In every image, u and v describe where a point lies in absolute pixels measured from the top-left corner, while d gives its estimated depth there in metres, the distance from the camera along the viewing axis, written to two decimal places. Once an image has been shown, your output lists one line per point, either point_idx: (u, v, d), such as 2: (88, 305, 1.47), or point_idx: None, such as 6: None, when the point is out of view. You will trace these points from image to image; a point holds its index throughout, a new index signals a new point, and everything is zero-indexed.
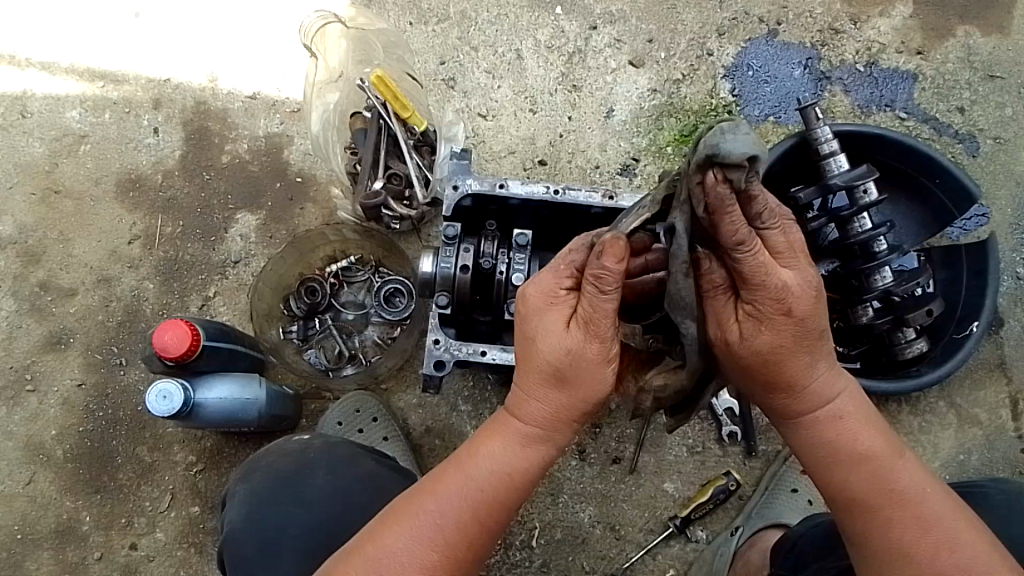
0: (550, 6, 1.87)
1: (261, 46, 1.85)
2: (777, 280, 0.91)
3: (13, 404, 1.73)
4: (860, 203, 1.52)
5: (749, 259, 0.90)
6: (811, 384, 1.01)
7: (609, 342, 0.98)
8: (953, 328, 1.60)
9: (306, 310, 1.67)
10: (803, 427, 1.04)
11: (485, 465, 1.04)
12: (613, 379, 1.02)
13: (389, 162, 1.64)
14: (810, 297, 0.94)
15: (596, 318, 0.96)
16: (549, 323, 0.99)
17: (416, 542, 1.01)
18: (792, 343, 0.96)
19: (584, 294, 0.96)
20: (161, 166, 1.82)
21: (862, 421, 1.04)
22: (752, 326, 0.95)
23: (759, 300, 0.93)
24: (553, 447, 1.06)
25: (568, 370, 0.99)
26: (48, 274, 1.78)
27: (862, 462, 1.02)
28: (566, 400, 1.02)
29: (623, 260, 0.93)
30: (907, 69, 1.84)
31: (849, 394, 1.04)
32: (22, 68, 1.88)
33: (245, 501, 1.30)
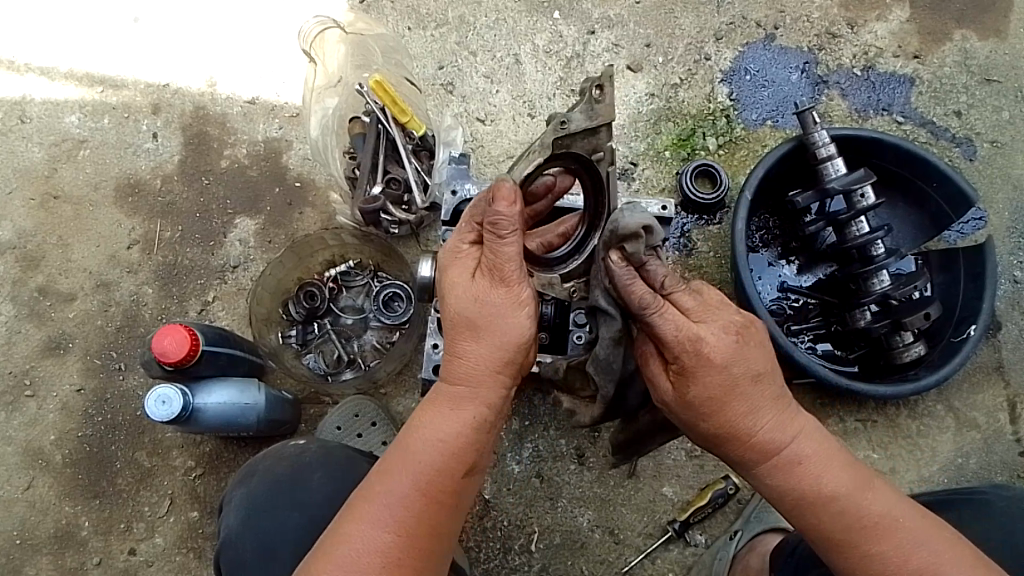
0: (548, 10, 1.88)
1: (260, 51, 1.86)
2: (692, 334, 0.98)
3: (12, 409, 1.73)
4: (858, 207, 1.54)
5: (660, 321, 0.98)
6: (759, 436, 1.02)
7: (518, 285, 1.02)
8: (951, 331, 1.60)
9: (305, 313, 1.68)
10: (766, 476, 1.05)
11: (425, 438, 1.03)
12: (530, 320, 1.03)
13: (388, 167, 1.65)
14: (727, 343, 0.98)
15: (500, 264, 1.01)
16: (456, 274, 1.04)
17: (375, 528, 1.00)
18: (724, 393, 0.99)
19: (487, 243, 1.01)
20: (160, 171, 1.82)
21: (824, 460, 1.04)
22: (681, 381, 1.00)
23: (681, 356, 0.98)
24: (491, 405, 1.05)
25: (479, 321, 1.01)
26: (47, 279, 1.78)
27: (832, 501, 1.03)
28: (486, 352, 1.02)
29: (517, 201, 0.98)
30: (904, 73, 1.84)
31: (805, 436, 1.04)
32: (22, 73, 1.89)
33: (241, 506, 1.30)
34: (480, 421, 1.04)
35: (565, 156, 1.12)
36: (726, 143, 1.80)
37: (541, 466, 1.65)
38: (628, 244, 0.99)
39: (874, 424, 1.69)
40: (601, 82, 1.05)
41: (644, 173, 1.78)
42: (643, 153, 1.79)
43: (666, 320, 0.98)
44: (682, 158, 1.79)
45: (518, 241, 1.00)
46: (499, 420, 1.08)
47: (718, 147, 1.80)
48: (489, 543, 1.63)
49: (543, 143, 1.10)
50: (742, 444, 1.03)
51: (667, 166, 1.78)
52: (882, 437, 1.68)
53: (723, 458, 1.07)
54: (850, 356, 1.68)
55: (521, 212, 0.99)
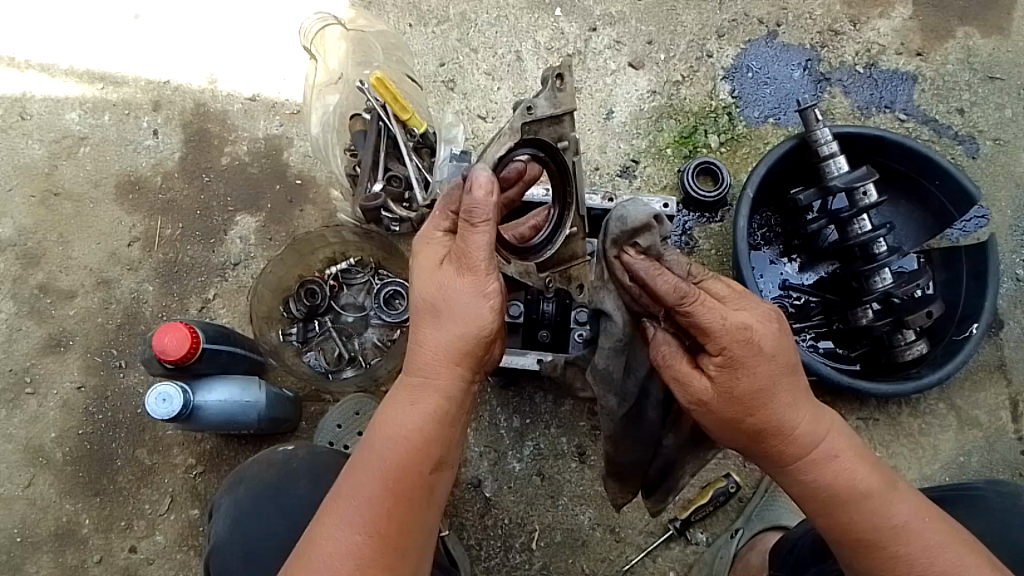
0: (549, 7, 1.88)
1: (261, 48, 1.85)
2: (734, 320, 0.98)
3: (12, 406, 1.73)
4: (860, 205, 1.54)
5: (702, 310, 0.99)
6: (798, 430, 1.02)
7: (485, 275, 1.02)
8: (953, 329, 1.59)
9: (306, 311, 1.67)
10: (800, 472, 1.04)
11: (387, 434, 1.01)
12: (493, 313, 1.02)
13: (389, 165, 1.64)
14: (772, 331, 1.00)
15: (469, 251, 1.01)
16: (426, 260, 1.05)
17: (344, 530, 0.98)
18: (769, 383, 1.00)
19: (460, 230, 1.02)
20: (160, 169, 1.81)
21: (855, 458, 1.05)
22: (725, 375, 1.00)
23: (728, 346, 0.98)
24: (451, 398, 1.03)
25: (441, 305, 1.02)
26: (48, 276, 1.78)
27: (864, 499, 1.02)
28: (446, 339, 1.02)
29: (492, 190, 1.00)
30: (906, 70, 1.84)
31: (836, 433, 1.05)
32: (22, 70, 1.88)
33: (228, 515, 1.30)
34: (441, 414, 1.02)
35: (532, 143, 1.09)
36: (728, 141, 1.80)
37: (542, 464, 1.65)
38: (639, 237, 1.05)
39: (876, 422, 1.68)
40: (563, 70, 1.03)
41: (646, 170, 1.78)
42: (645, 151, 1.79)
43: (709, 309, 0.99)
44: (684, 155, 1.78)
45: (489, 231, 1.01)
46: (464, 416, 1.06)
47: (720, 145, 1.79)
48: (490, 541, 1.63)
49: (509, 128, 1.06)
50: (782, 438, 1.02)
51: (669, 164, 1.78)
52: (884, 435, 1.68)
53: (757, 456, 1.06)
54: (852, 354, 1.68)
55: (495, 203, 1.01)
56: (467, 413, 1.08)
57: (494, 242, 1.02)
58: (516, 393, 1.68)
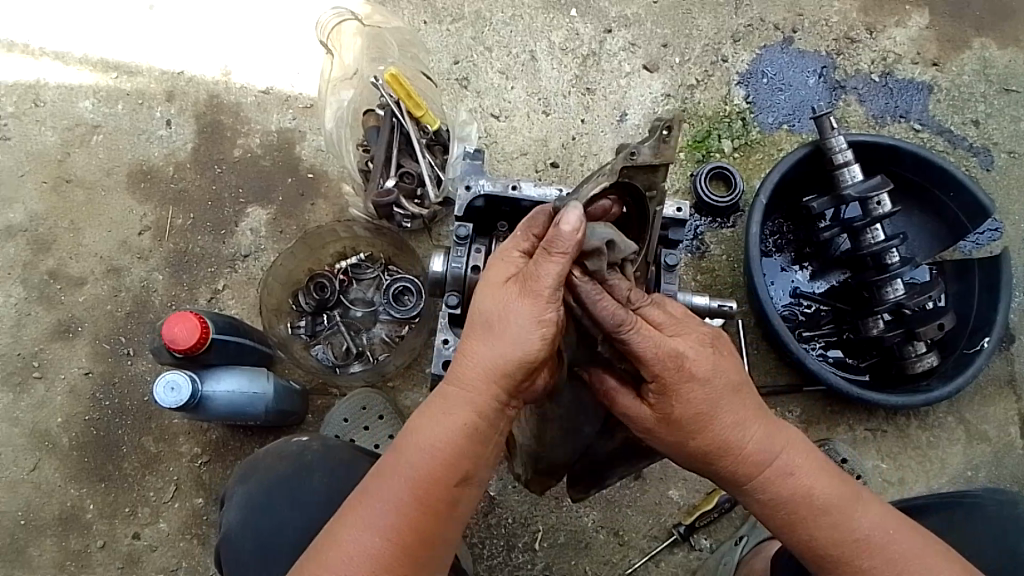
0: (565, 8, 1.87)
1: (276, 42, 1.85)
2: (668, 348, 0.97)
3: (20, 391, 1.73)
4: (873, 214, 1.54)
5: (637, 338, 0.96)
6: (747, 448, 1.02)
7: (546, 305, 0.95)
8: (965, 342, 1.59)
9: (314, 305, 1.67)
10: (757, 492, 1.04)
11: (417, 441, 0.99)
12: (544, 343, 0.96)
13: (401, 161, 1.64)
14: (706, 355, 0.99)
15: (536, 279, 0.95)
16: (496, 274, 1.00)
17: (367, 533, 0.98)
18: (709, 405, 0.99)
19: (536, 256, 0.96)
20: (173, 158, 1.81)
21: (813, 472, 1.04)
22: (664, 401, 0.99)
23: (661, 374, 0.97)
24: (484, 416, 0.99)
25: (495, 325, 0.97)
26: (58, 263, 1.78)
27: (823, 514, 1.03)
28: (490, 357, 0.97)
29: (579, 228, 0.93)
30: (922, 80, 1.83)
31: (792, 448, 1.05)
32: (36, 57, 1.89)
33: (241, 506, 1.30)
34: (474, 431, 0.98)
35: (622, 185, 1.06)
36: (742, 146, 1.79)
37: None
38: (589, 260, 0.96)
39: (884, 433, 1.68)
40: (671, 122, 1.01)
41: None
42: None
43: (644, 337, 0.96)
44: (697, 159, 1.78)
45: (564, 267, 0.94)
46: (498, 434, 1.02)
47: (734, 150, 1.79)
48: (493, 540, 1.62)
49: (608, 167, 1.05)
50: (731, 460, 1.02)
51: (681, 167, 1.77)
52: (892, 447, 1.67)
53: (711, 477, 1.06)
54: (862, 364, 1.67)
55: (579, 241, 0.93)
56: (505, 431, 1.03)
57: (565, 276, 0.94)
58: None
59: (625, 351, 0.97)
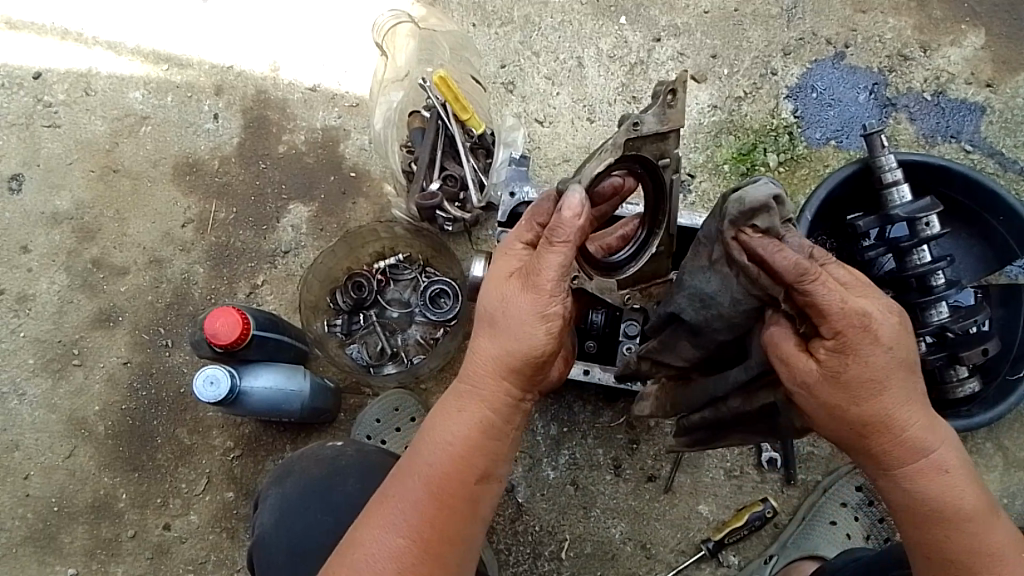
0: (614, 15, 1.86)
1: (326, 40, 1.86)
2: (855, 306, 0.91)
3: (59, 376, 1.76)
4: (921, 236, 1.51)
5: (821, 292, 0.91)
6: (908, 432, 0.95)
7: (548, 298, 0.96)
8: (1007, 368, 1.56)
9: (352, 305, 1.68)
10: (903, 479, 0.98)
11: (434, 441, 1.01)
12: (549, 335, 0.97)
13: (445, 163, 1.65)
14: (893, 322, 0.92)
15: (539, 270, 0.96)
16: (498, 270, 1.02)
17: (388, 533, 0.98)
18: (884, 374, 0.92)
19: (539, 248, 0.98)
20: (218, 152, 1.83)
21: (965, 476, 0.98)
22: (837, 359, 0.92)
23: (843, 332, 0.91)
24: (498, 411, 1.01)
25: (498, 320, 0.99)
26: (101, 251, 1.80)
27: (965, 520, 0.97)
28: (498, 353, 0.99)
29: (580, 214, 0.95)
30: (974, 101, 1.80)
31: (947, 445, 0.98)
32: (89, 46, 1.91)
33: (274, 507, 1.30)
34: (487, 425, 1.01)
35: (629, 158, 1.04)
36: (787, 161, 1.77)
37: (576, 474, 1.64)
38: (757, 218, 0.96)
39: None
40: (675, 86, 0.98)
41: (701, 185, 1.75)
42: (701, 165, 1.76)
43: (829, 290, 0.91)
44: (741, 173, 1.76)
45: (567, 255, 0.96)
46: (514, 431, 1.04)
47: (779, 164, 1.76)
48: (519, 547, 1.62)
49: (612, 143, 1.01)
50: (890, 437, 0.95)
51: (725, 180, 1.75)
52: None
53: (856, 453, 0.99)
54: None
55: (580, 226, 0.95)
56: (520, 429, 1.05)
57: (567, 265, 0.96)
58: (555, 400, 1.66)
59: (804, 303, 0.92)
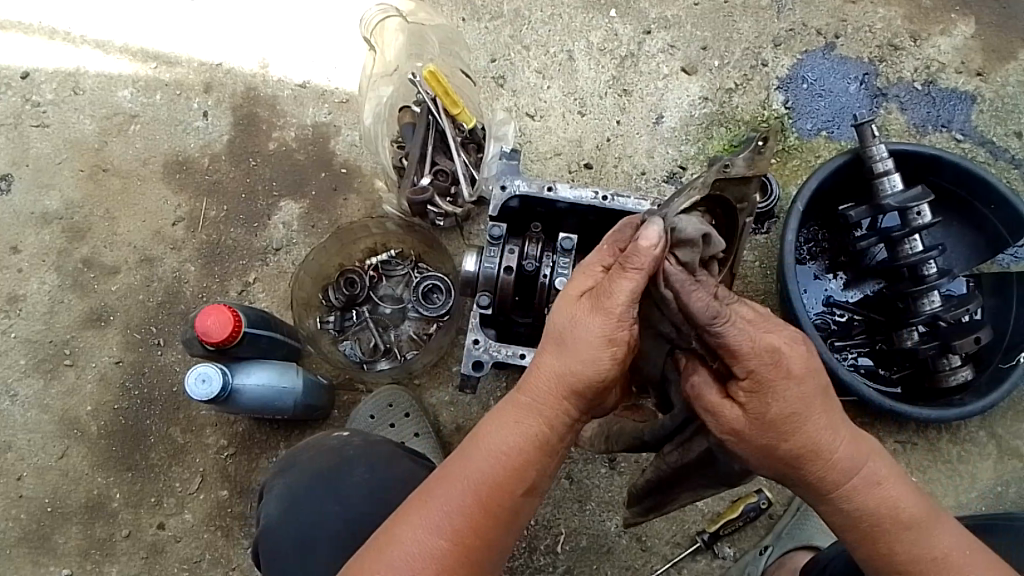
0: (604, 8, 1.86)
1: (315, 36, 1.86)
2: (766, 342, 0.90)
3: (51, 377, 1.75)
4: (913, 225, 1.51)
5: (732, 331, 0.91)
6: (835, 454, 0.94)
7: (618, 323, 0.93)
8: (1000, 357, 1.56)
9: (344, 301, 1.68)
10: (843, 500, 0.97)
11: (486, 448, 0.98)
12: (613, 361, 0.94)
13: (435, 158, 1.64)
14: (803, 351, 0.91)
15: (611, 294, 0.93)
16: (568, 288, 0.98)
17: (431, 534, 0.97)
18: (803, 407, 0.91)
19: (613, 272, 0.94)
20: (208, 150, 1.82)
21: (899, 484, 0.98)
22: (754, 400, 0.91)
23: (756, 370, 0.90)
24: (553, 429, 0.98)
25: (566, 340, 0.95)
26: (92, 251, 1.80)
27: (906, 529, 0.97)
28: (561, 372, 0.95)
29: (657, 244, 0.92)
30: (965, 90, 1.80)
31: (877, 456, 0.98)
32: (76, 44, 1.89)
33: (281, 497, 1.30)
34: (541, 440, 0.98)
35: (714, 198, 1.13)
36: (779, 152, 1.77)
37: (571, 468, 1.63)
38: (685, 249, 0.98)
39: (914, 447, 1.65)
40: (767, 135, 1.14)
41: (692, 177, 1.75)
42: (693, 157, 1.76)
43: (737, 330, 0.91)
44: None
45: (642, 283, 0.92)
46: (563, 447, 1.01)
47: (771, 156, 1.76)
48: (515, 541, 1.62)
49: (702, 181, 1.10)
50: (821, 463, 0.94)
51: None
52: (921, 460, 1.64)
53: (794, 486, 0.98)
54: (892, 376, 1.65)
55: (655, 257, 0.93)
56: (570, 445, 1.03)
57: (640, 292, 0.92)
58: None
59: (718, 344, 0.92)
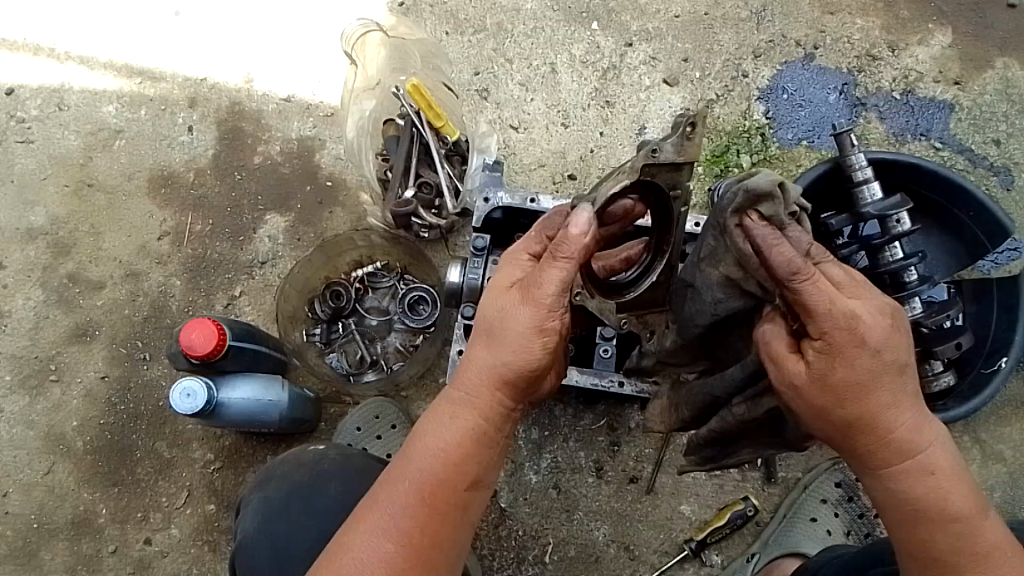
0: (586, 21, 1.88)
1: (299, 51, 1.87)
2: (844, 308, 0.90)
3: (37, 393, 1.74)
4: (892, 232, 1.51)
5: (810, 289, 0.91)
6: (892, 429, 0.95)
7: (548, 312, 0.97)
8: (982, 362, 1.57)
9: (330, 314, 1.69)
10: (890, 477, 0.97)
11: (425, 446, 1.00)
12: (544, 350, 0.98)
13: (419, 171, 1.65)
14: (883, 325, 0.92)
15: (540, 284, 0.97)
16: (499, 281, 1.02)
17: (378, 538, 0.97)
18: (868, 377, 0.92)
19: (542, 262, 0.98)
20: (193, 165, 1.83)
21: (956, 479, 0.96)
22: (822, 360, 0.93)
23: (829, 332, 0.91)
24: (490, 420, 1.01)
25: (497, 332, 0.99)
26: (77, 266, 1.80)
27: (953, 522, 0.95)
28: (491, 363, 0.99)
29: (587, 232, 0.96)
30: (943, 99, 1.82)
31: (939, 447, 0.96)
32: (61, 61, 1.90)
33: (257, 512, 1.30)
34: (480, 432, 1.01)
35: (643, 187, 1.07)
36: (760, 161, 1.78)
37: (558, 478, 1.64)
38: (763, 206, 0.95)
39: None
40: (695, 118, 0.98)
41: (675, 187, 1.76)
42: None
43: (818, 290, 0.90)
44: (715, 174, 1.77)
45: (570, 271, 0.96)
46: (503, 440, 1.04)
47: (752, 165, 1.78)
48: (503, 552, 1.62)
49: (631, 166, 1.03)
50: (874, 435, 0.95)
51: (699, 181, 1.77)
52: None
53: (843, 451, 0.99)
54: None
55: (584, 244, 0.97)
56: (508, 438, 1.06)
57: (568, 282, 0.97)
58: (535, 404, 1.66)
59: (793, 300, 0.92)
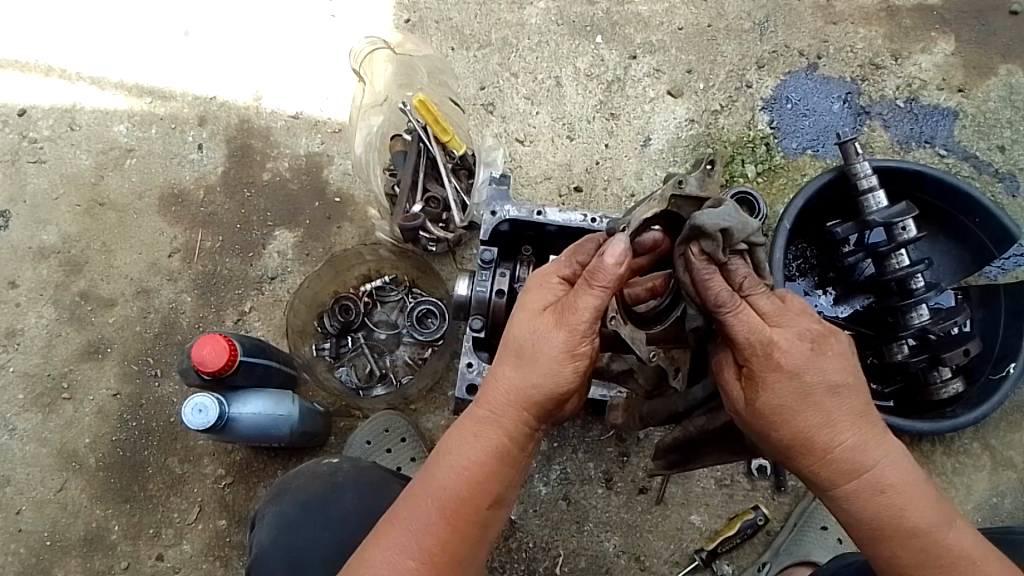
0: (590, 35, 1.90)
1: (308, 68, 1.89)
2: (762, 337, 0.94)
3: (49, 411, 1.76)
4: (899, 240, 1.52)
5: (732, 321, 0.95)
6: (833, 452, 0.94)
7: (581, 337, 0.98)
8: (990, 369, 1.56)
9: (339, 327, 1.69)
10: (842, 500, 0.96)
11: (449, 463, 1.00)
12: (574, 374, 0.99)
13: (427, 185, 1.67)
14: (803, 350, 0.94)
15: (574, 310, 0.97)
16: (531, 302, 1.03)
17: (400, 554, 0.98)
18: (794, 401, 0.94)
19: (576, 287, 0.99)
20: (203, 182, 1.85)
21: (911, 492, 0.94)
22: (751, 387, 0.96)
23: (750, 360, 0.95)
24: (515, 440, 1.01)
25: (527, 353, 0.99)
26: (89, 283, 1.82)
27: (911, 536, 0.94)
28: (520, 385, 0.99)
29: (621, 262, 0.96)
30: (947, 106, 1.83)
31: (892, 462, 0.95)
32: (73, 82, 1.93)
33: (273, 525, 1.30)
34: (504, 451, 1.01)
35: (668, 215, 1.09)
36: (765, 171, 1.79)
37: (568, 489, 1.64)
38: (705, 242, 0.95)
39: None
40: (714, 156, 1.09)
41: None
42: None
43: (738, 321, 0.95)
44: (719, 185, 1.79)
45: (604, 300, 0.97)
46: (525, 458, 1.04)
47: (757, 175, 1.79)
48: (513, 564, 1.62)
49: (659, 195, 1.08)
50: (815, 459, 0.95)
51: None
52: None
53: (797, 476, 0.99)
54: (885, 391, 1.64)
55: (620, 274, 0.96)
56: (530, 456, 1.06)
57: (602, 310, 0.97)
58: None
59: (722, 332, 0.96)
